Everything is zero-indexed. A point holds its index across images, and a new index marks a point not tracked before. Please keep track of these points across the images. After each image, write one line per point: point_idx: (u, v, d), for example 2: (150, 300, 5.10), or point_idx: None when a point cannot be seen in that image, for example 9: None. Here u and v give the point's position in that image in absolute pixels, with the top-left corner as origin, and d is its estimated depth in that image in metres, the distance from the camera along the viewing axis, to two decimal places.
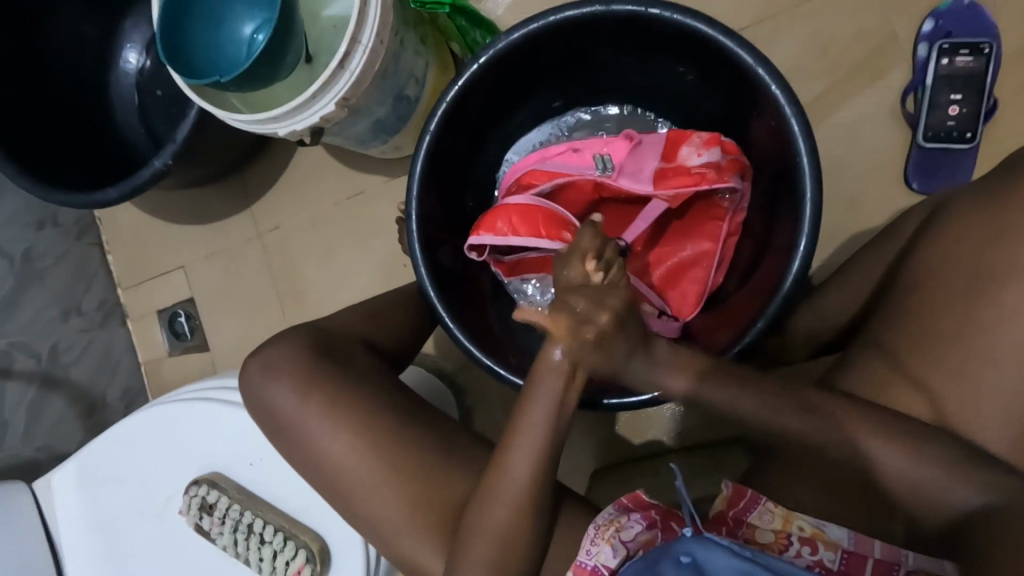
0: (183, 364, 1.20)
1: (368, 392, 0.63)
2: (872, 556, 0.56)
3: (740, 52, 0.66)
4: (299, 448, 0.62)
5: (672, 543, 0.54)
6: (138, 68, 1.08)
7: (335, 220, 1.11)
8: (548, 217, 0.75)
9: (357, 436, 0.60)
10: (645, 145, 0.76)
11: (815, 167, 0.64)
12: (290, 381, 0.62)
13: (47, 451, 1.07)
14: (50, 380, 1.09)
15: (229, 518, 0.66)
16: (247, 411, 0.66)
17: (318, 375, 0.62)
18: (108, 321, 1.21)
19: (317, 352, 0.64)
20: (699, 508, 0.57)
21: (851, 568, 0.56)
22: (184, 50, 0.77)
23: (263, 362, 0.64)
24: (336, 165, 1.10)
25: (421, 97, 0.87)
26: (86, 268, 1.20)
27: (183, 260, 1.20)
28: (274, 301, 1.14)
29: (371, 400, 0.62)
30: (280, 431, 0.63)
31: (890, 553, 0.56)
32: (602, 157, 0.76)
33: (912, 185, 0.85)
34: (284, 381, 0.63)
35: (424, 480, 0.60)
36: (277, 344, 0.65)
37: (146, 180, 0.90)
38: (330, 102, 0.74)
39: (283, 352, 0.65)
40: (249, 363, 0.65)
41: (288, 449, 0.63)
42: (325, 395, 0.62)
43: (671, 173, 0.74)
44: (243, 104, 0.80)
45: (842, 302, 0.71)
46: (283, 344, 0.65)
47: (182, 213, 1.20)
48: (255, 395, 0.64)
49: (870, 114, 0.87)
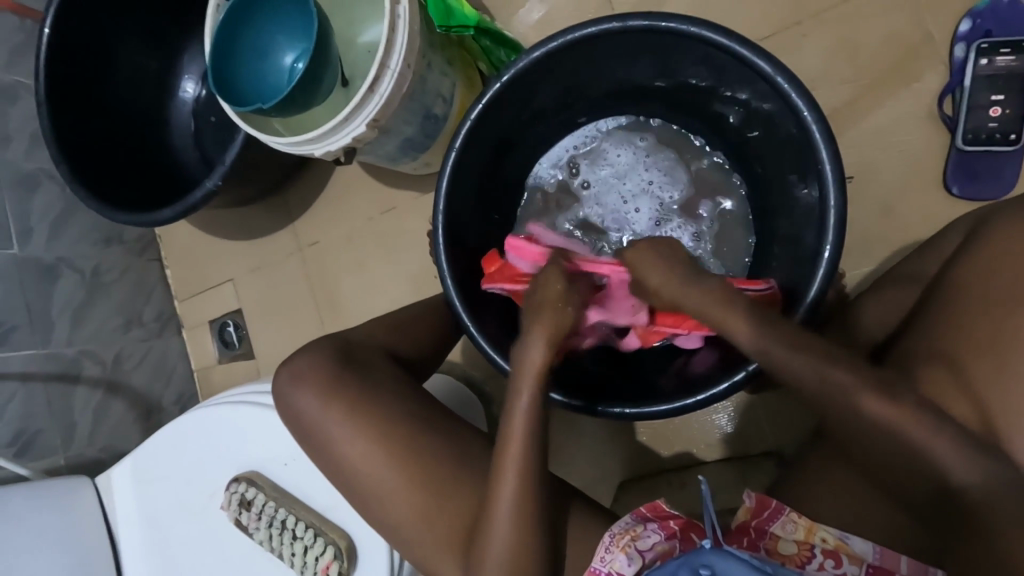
0: (231, 371, 1.29)
1: (392, 399, 0.66)
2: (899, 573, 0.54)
3: (758, 62, 0.66)
4: (325, 453, 0.65)
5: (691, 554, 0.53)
6: (194, 97, 1.18)
7: (369, 234, 1.16)
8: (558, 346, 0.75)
9: (378, 440, 0.63)
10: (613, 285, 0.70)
11: (838, 174, 0.63)
12: (315, 389, 0.66)
13: (111, 450, 1.17)
14: (114, 385, 1.19)
15: (265, 514, 0.70)
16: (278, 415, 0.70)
17: (345, 381, 0.66)
18: (166, 330, 1.31)
19: (344, 361, 0.68)
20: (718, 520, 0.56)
21: None
22: (231, 83, 0.84)
23: (293, 370, 0.68)
24: (371, 181, 1.16)
25: (449, 115, 0.91)
26: (147, 281, 1.30)
27: (232, 273, 1.29)
28: (313, 311, 1.21)
29: (395, 406, 0.65)
30: (310, 437, 0.66)
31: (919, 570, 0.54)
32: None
33: (951, 190, 0.81)
34: (313, 389, 0.66)
35: (448, 482, 0.62)
36: (308, 353, 0.68)
37: (198, 200, 0.98)
38: (360, 124, 0.78)
39: (312, 360, 0.68)
40: (279, 372, 0.69)
41: (315, 450, 0.66)
42: (351, 401, 0.65)
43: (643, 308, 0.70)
44: (284, 127, 0.85)
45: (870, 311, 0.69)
46: (313, 354, 0.68)
47: (232, 229, 1.29)
48: (286, 401, 0.67)
49: (905, 117, 0.84)
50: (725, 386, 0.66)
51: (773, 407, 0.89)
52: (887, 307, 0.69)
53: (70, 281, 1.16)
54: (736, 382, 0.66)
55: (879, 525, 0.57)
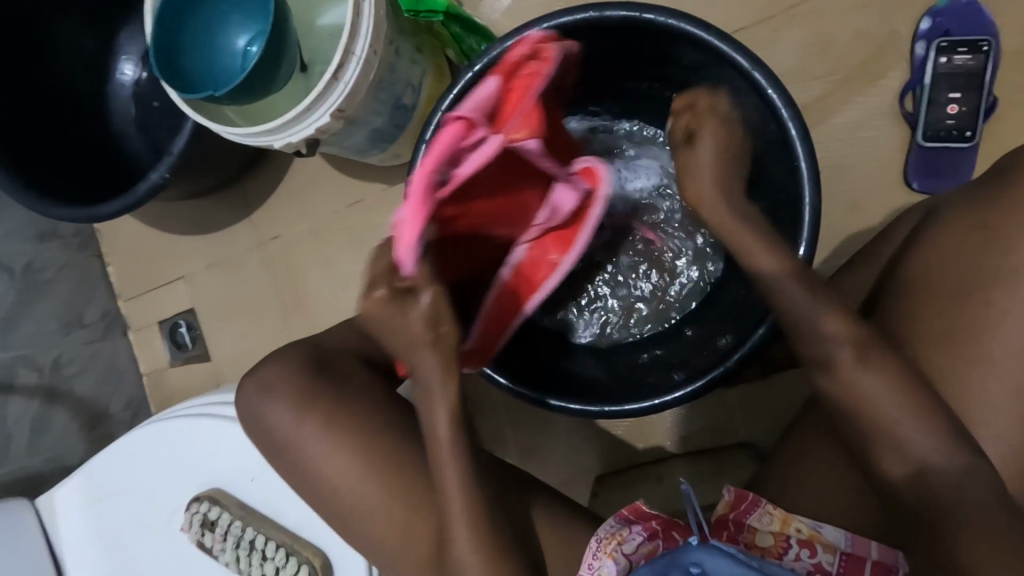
0: (185, 374, 1.21)
1: (369, 408, 0.61)
2: (869, 558, 0.56)
3: (736, 56, 0.65)
4: (297, 470, 0.61)
5: (678, 552, 0.53)
6: (135, 80, 1.08)
7: (334, 228, 1.11)
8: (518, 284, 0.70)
9: (353, 454, 0.58)
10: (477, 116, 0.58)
11: (813, 172, 0.63)
12: (286, 401, 0.61)
13: (53, 464, 1.08)
14: (53, 393, 1.10)
15: (231, 535, 0.65)
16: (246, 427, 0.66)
17: (316, 390, 0.61)
18: (111, 333, 1.22)
19: (315, 368, 0.63)
20: (704, 514, 0.57)
21: (849, 571, 0.56)
22: (179, 65, 0.76)
23: (259, 382, 0.63)
24: (335, 173, 1.10)
25: (417, 105, 0.87)
26: (88, 280, 1.21)
27: (184, 270, 1.21)
28: (274, 309, 1.15)
29: (371, 417, 0.60)
30: (280, 453, 0.61)
31: (889, 555, 0.56)
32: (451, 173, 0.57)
33: (912, 185, 0.84)
34: (282, 399, 0.61)
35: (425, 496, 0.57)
36: (272, 363, 0.63)
37: (144, 194, 0.90)
38: (325, 114, 0.73)
39: (277, 370, 0.63)
40: (245, 383, 0.64)
41: (285, 466, 0.61)
42: (323, 412, 0.60)
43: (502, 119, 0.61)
44: (243, 118, 0.80)
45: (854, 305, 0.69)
46: (283, 361, 0.64)
47: (183, 223, 1.21)
48: (254, 412, 0.63)
49: (869, 113, 0.86)
50: (701, 383, 0.68)
51: (745, 398, 0.90)
52: None
53: None
54: (715, 377, 0.68)
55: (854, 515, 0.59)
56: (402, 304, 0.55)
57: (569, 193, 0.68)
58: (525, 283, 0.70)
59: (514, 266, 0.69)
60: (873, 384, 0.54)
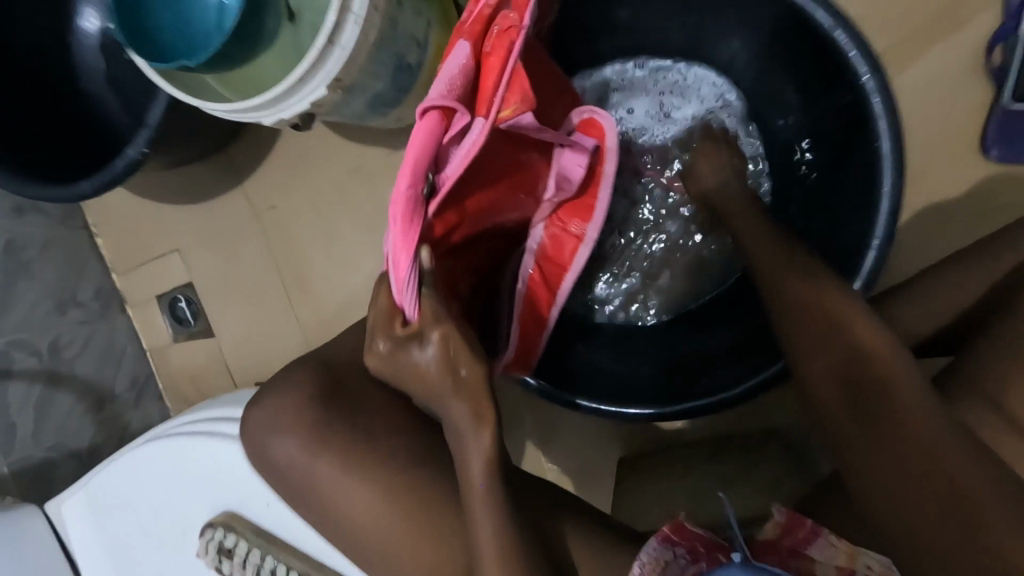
0: (189, 351, 1.17)
1: (392, 440, 0.55)
2: None
3: (808, 8, 0.59)
4: (313, 504, 0.56)
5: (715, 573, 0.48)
6: (99, 32, 0.97)
7: (335, 198, 1.02)
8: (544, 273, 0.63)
9: (375, 490, 0.53)
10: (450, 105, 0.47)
11: (895, 153, 0.57)
12: (297, 433, 0.56)
13: (62, 449, 1.05)
14: (54, 377, 1.06)
15: (251, 563, 0.60)
16: (252, 455, 0.60)
17: (331, 424, 0.55)
18: (107, 310, 1.16)
19: (329, 393, 0.57)
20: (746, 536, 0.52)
21: None
22: (144, 27, 0.64)
23: (268, 412, 0.57)
24: (334, 137, 1.00)
25: (424, 63, 0.76)
26: (76, 254, 1.14)
27: (178, 243, 1.14)
28: (276, 285, 1.08)
29: (393, 448, 0.55)
30: (295, 490, 0.57)
31: None
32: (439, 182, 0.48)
33: (989, 155, 0.73)
34: (293, 433, 0.56)
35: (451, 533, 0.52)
36: (283, 386, 0.57)
37: (122, 171, 0.80)
38: (321, 85, 0.62)
39: (287, 395, 0.57)
40: (252, 413, 0.58)
41: (301, 500, 0.56)
42: (339, 445, 0.55)
43: (483, 94, 0.50)
44: (225, 87, 0.67)
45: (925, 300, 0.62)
46: (287, 392, 0.57)
47: (172, 192, 1.12)
48: (261, 443, 0.57)
49: (948, 67, 0.75)
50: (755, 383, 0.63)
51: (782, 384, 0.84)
52: (930, 301, 0.63)
53: None
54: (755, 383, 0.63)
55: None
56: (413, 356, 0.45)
57: (576, 157, 0.59)
58: (549, 268, 0.63)
59: (538, 252, 0.63)
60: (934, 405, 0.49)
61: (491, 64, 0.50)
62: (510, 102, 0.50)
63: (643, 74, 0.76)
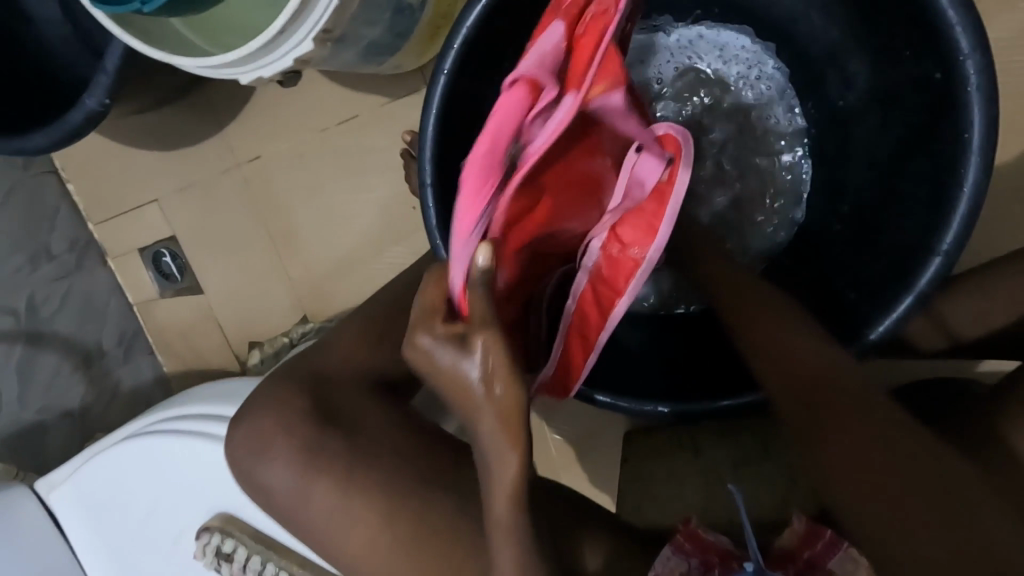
0: (177, 308, 1.11)
1: (392, 461, 0.51)
2: None
3: None
4: (308, 528, 0.51)
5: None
6: None
7: (325, 150, 0.93)
8: (596, 296, 0.53)
9: (379, 516, 0.49)
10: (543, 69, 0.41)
11: (986, 150, 0.46)
12: (287, 451, 0.51)
13: (53, 411, 1.01)
14: (34, 336, 1.00)
15: (251, 571, 0.55)
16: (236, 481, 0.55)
17: (323, 443, 0.51)
18: (84, 264, 1.09)
19: (318, 410, 0.53)
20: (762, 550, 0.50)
21: None
22: None
23: (248, 437, 0.53)
24: (322, 81, 0.89)
25: (426, 3, 0.65)
26: (43, 202, 1.05)
27: (156, 192, 1.05)
28: (265, 242, 1.00)
29: (394, 471, 0.50)
30: (283, 513, 0.52)
31: None
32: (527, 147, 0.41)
33: None
34: (281, 453, 0.52)
35: (462, 560, 0.47)
36: (267, 395, 0.54)
37: (82, 124, 0.70)
38: (307, 39, 0.52)
39: (271, 410, 0.53)
40: (234, 432, 0.54)
41: (293, 525, 0.52)
42: (333, 469, 0.50)
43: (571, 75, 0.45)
44: (204, 40, 0.57)
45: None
46: (272, 402, 0.53)
47: (145, 136, 1.02)
48: (246, 469, 0.53)
49: None
50: None
51: None
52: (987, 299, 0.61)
53: None
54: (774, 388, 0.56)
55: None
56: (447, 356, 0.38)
57: (651, 164, 0.52)
58: (601, 291, 0.53)
59: (590, 272, 0.53)
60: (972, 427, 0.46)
61: (584, 45, 0.45)
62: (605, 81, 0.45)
63: (671, 48, 0.70)
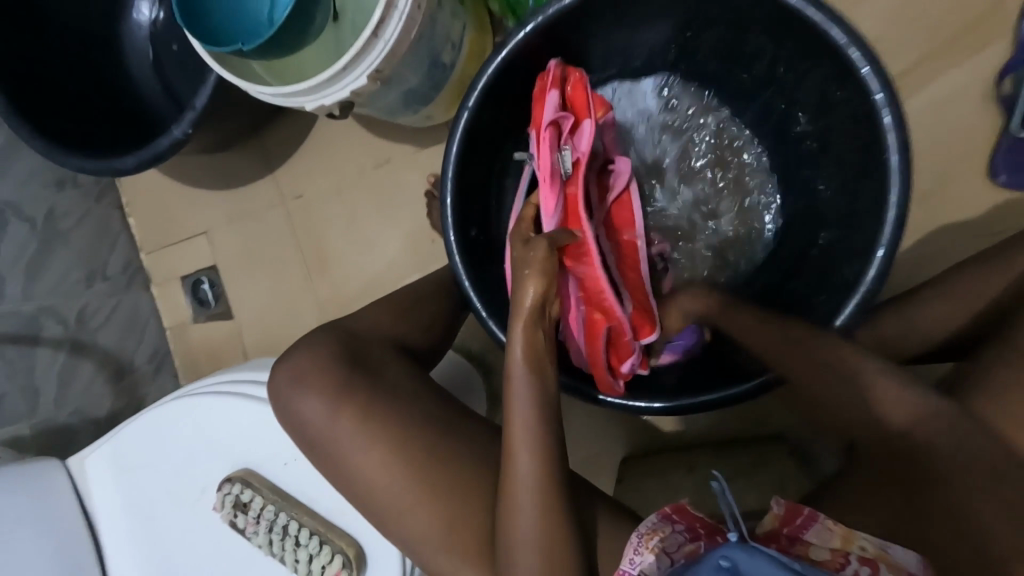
0: (208, 331, 1.20)
1: (408, 404, 0.59)
2: None
3: (829, 28, 0.57)
4: (332, 462, 0.58)
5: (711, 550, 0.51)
6: (151, 21, 1.03)
7: (361, 190, 1.06)
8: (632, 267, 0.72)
9: (392, 450, 0.56)
10: (561, 115, 0.67)
11: (903, 170, 0.57)
12: (320, 393, 0.58)
13: (81, 416, 1.08)
14: (78, 345, 1.10)
15: (264, 519, 0.62)
16: (278, 420, 0.62)
17: (352, 389, 0.58)
18: (132, 286, 1.20)
19: (349, 357, 0.60)
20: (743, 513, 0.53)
21: None
22: (203, 15, 0.70)
23: (292, 370, 0.60)
24: (362, 131, 1.05)
25: (456, 63, 0.80)
26: (107, 229, 1.18)
27: (206, 225, 1.18)
28: (299, 270, 1.12)
29: (409, 411, 0.58)
30: (313, 446, 0.59)
31: None
32: (573, 158, 0.66)
33: (997, 179, 0.76)
34: (315, 392, 0.58)
35: (467, 496, 0.55)
36: (305, 348, 0.61)
37: (166, 149, 0.85)
38: (361, 75, 0.67)
39: (311, 357, 0.61)
40: (278, 371, 0.61)
41: (320, 458, 0.59)
42: (360, 408, 0.57)
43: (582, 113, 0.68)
44: (276, 78, 0.73)
45: (931, 309, 0.64)
46: (313, 350, 0.61)
47: (203, 176, 1.17)
48: (286, 404, 0.60)
49: (960, 93, 0.77)
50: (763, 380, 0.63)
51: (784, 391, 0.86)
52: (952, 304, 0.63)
53: (20, 231, 1.04)
54: (746, 390, 0.64)
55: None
56: (530, 267, 0.57)
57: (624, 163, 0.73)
58: (630, 262, 0.73)
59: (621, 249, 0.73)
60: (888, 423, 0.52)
61: (581, 93, 0.68)
62: (600, 106, 0.69)
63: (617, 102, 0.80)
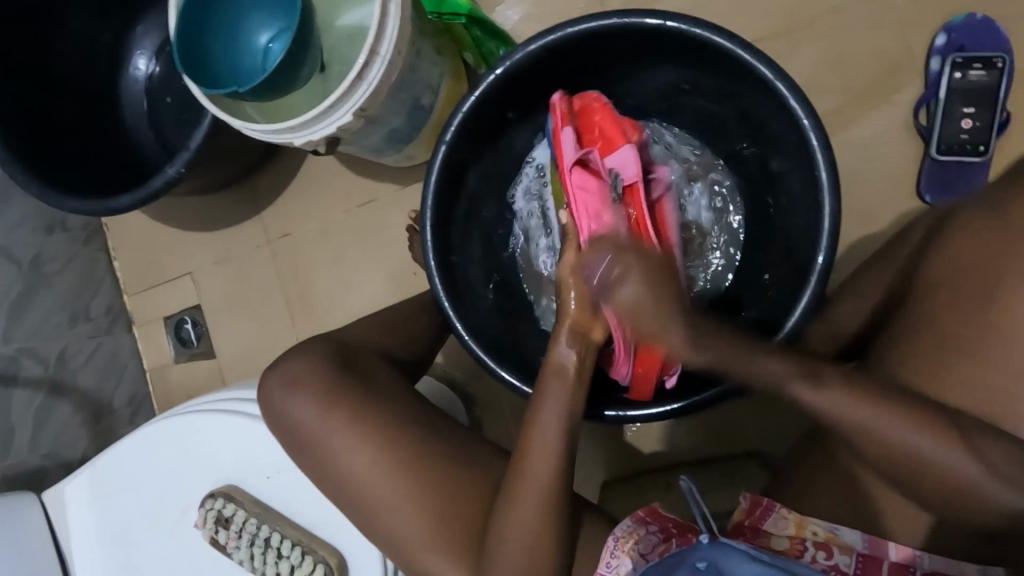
0: (189, 371, 1.20)
1: (393, 408, 0.64)
2: (886, 558, 0.57)
3: (759, 66, 0.65)
4: (321, 462, 0.64)
5: (689, 550, 0.54)
6: (147, 74, 1.09)
7: (346, 228, 1.11)
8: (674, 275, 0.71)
9: (381, 449, 0.62)
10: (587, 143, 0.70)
11: (833, 186, 0.63)
12: (314, 397, 0.64)
13: (54, 458, 1.07)
14: (57, 387, 1.10)
15: (246, 532, 0.67)
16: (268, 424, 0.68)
17: (341, 393, 0.64)
18: (115, 328, 1.21)
19: (342, 365, 0.66)
20: (710, 513, 0.56)
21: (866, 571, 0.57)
22: (203, 64, 0.78)
23: (284, 375, 0.66)
24: (347, 173, 1.11)
25: (435, 106, 0.88)
26: (93, 272, 1.20)
27: (192, 266, 1.21)
28: (284, 307, 1.15)
29: (396, 416, 0.64)
30: (301, 444, 0.64)
31: (905, 555, 0.57)
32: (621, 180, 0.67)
33: (924, 199, 0.85)
34: (309, 395, 0.65)
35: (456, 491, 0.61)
36: (298, 357, 0.67)
37: (159, 188, 0.90)
38: (346, 113, 0.73)
39: (303, 364, 0.67)
40: (270, 378, 0.67)
41: (309, 461, 0.64)
42: (347, 411, 0.63)
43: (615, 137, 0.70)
44: (267, 116, 0.79)
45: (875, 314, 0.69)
46: (305, 357, 0.67)
47: (191, 219, 1.21)
48: (276, 408, 0.66)
49: (885, 126, 0.87)
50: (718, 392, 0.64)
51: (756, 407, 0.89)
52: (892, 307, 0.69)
53: (6, 272, 1.06)
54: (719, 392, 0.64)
55: (889, 511, 0.58)
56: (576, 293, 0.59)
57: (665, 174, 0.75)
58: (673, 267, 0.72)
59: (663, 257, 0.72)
60: (862, 389, 0.54)
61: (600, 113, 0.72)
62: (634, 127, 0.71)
63: None
